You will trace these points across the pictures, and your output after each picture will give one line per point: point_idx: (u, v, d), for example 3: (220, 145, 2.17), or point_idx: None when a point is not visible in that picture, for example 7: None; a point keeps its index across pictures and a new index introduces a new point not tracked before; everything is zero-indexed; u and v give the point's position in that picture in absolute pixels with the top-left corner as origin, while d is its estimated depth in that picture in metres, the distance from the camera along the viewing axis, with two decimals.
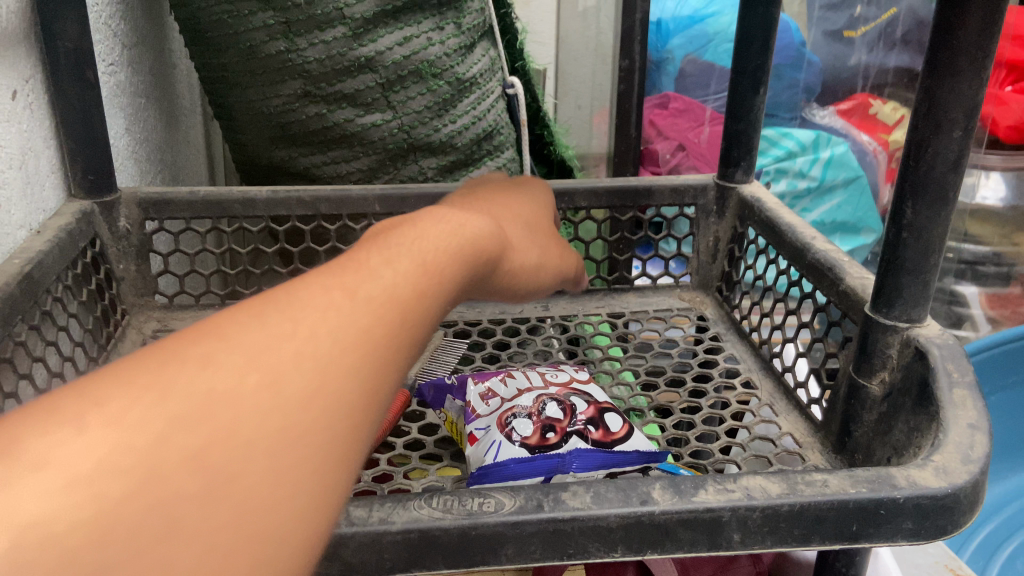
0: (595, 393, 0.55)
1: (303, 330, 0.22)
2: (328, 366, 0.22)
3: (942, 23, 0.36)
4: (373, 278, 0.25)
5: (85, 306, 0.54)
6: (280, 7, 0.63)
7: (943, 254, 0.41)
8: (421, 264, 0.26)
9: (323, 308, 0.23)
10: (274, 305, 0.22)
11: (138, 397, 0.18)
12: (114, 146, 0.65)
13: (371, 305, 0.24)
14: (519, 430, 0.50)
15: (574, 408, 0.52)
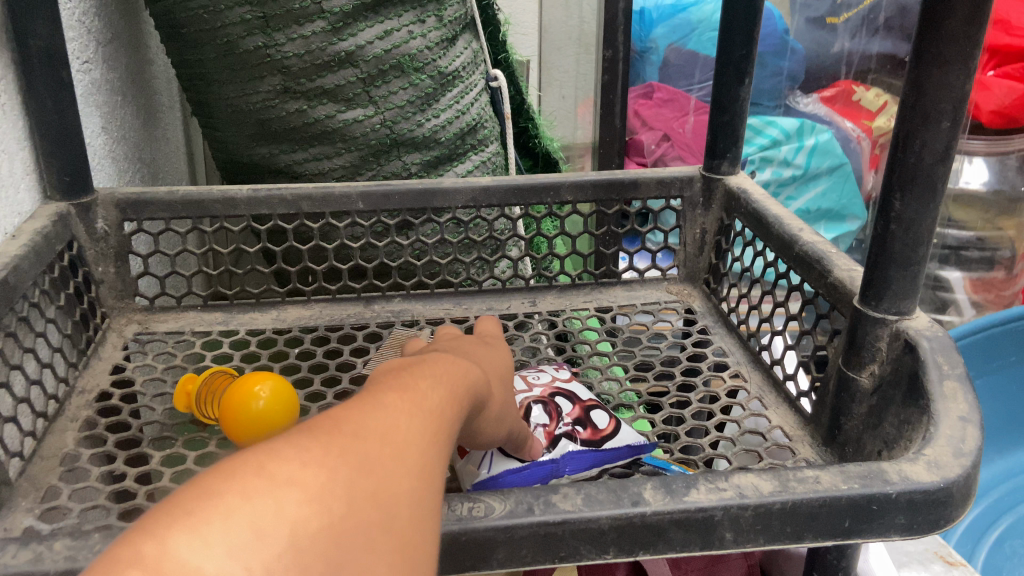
0: (578, 390, 0.55)
1: (403, 432, 0.24)
2: (429, 464, 0.24)
3: (929, 13, 0.35)
4: (434, 395, 0.28)
5: (63, 311, 0.53)
6: (257, 2, 0.62)
7: (932, 245, 0.41)
8: (444, 384, 0.29)
9: (386, 407, 0.25)
10: (375, 406, 0.25)
11: (308, 470, 0.21)
12: (90, 146, 0.63)
13: (441, 421, 0.27)
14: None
15: (559, 411, 0.52)
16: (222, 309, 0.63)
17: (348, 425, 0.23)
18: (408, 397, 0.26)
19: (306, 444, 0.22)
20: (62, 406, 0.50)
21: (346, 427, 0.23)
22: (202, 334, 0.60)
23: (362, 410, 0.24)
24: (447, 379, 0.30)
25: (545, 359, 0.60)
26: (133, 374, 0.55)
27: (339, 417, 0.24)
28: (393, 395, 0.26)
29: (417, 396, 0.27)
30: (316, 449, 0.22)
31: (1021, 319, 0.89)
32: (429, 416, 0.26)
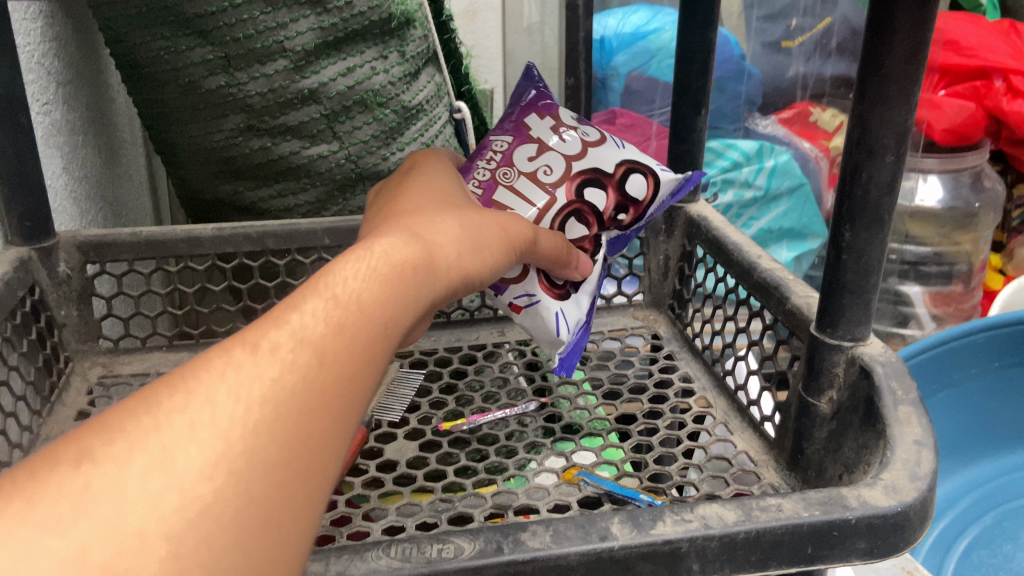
0: (600, 160, 0.57)
1: (251, 391, 0.22)
2: (279, 428, 0.22)
3: (870, 52, 0.37)
4: (302, 320, 0.24)
5: (27, 357, 0.53)
6: (218, 41, 0.62)
7: (883, 274, 0.42)
8: (331, 306, 0.26)
9: (232, 364, 0.22)
10: (209, 369, 0.22)
11: (89, 483, 0.18)
12: (51, 187, 0.63)
13: (308, 352, 0.24)
14: (551, 279, 0.55)
15: (595, 206, 0.56)
16: (188, 348, 0.62)
17: (173, 411, 0.20)
18: (247, 345, 0.23)
19: (102, 447, 0.19)
20: (26, 455, 0.50)
21: (164, 408, 0.20)
22: (168, 375, 0.59)
23: (193, 376, 0.21)
24: (336, 286, 0.26)
25: (515, 390, 0.61)
26: (99, 419, 0.55)
27: (156, 400, 0.21)
28: (246, 348, 0.23)
29: (271, 336, 0.23)
30: (119, 457, 0.19)
31: (964, 339, 0.84)
32: (291, 357, 0.23)
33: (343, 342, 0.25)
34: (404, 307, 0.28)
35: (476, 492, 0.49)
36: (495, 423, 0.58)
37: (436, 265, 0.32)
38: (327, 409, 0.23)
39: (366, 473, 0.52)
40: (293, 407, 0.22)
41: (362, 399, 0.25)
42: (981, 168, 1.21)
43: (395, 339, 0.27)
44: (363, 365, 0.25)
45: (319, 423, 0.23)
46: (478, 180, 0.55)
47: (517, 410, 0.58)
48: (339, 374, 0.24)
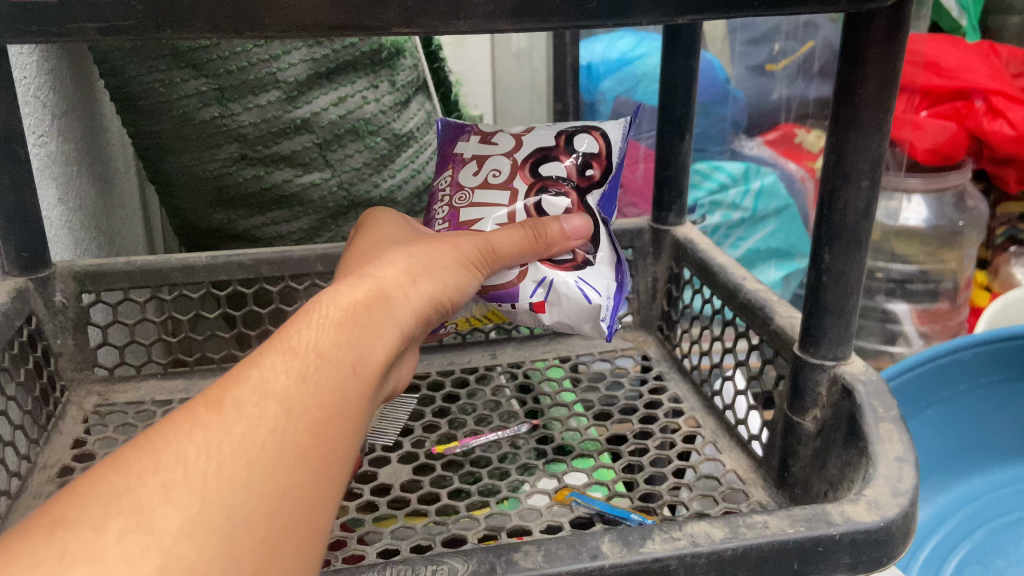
0: (537, 142, 0.56)
1: (221, 446, 0.24)
2: (252, 478, 0.24)
3: (843, 81, 0.38)
4: (262, 376, 0.26)
5: (24, 386, 0.53)
6: (211, 74, 0.64)
7: (861, 295, 0.44)
8: (291, 359, 0.27)
9: (198, 426, 0.24)
10: (176, 431, 0.24)
11: (72, 552, 0.20)
12: (46, 218, 0.64)
13: (274, 404, 0.26)
14: (555, 254, 0.51)
15: (559, 175, 0.54)
16: (183, 376, 0.63)
17: (145, 473, 0.22)
18: (212, 406, 0.25)
19: (78, 519, 0.21)
20: (24, 483, 0.50)
21: (135, 475, 0.22)
22: (163, 403, 0.60)
23: (160, 440, 0.23)
24: (294, 339, 0.28)
25: (508, 412, 0.62)
26: (95, 447, 0.55)
27: (127, 464, 0.23)
28: (210, 408, 0.25)
29: (234, 395, 0.25)
30: (98, 523, 0.21)
31: (931, 360, 0.84)
32: (258, 412, 0.25)
33: (309, 389, 0.27)
34: (368, 346, 0.30)
35: (470, 514, 0.50)
36: (488, 445, 0.58)
37: (396, 304, 0.33)
38: (302, 454, 0.25)
39: (361, 497, 0.52)
40: (267, 457, 0.24)
41: (340, 438, 0.27)
42: (963, 187, 1.23)
43: (367, 377, 0.29)
44: (334, 406, 0.27)
45: (296, 467, 0.25)
46: (441, 216, 0.55)
47: (510, 431, 0.59)
48: (310, 420, 0.26)
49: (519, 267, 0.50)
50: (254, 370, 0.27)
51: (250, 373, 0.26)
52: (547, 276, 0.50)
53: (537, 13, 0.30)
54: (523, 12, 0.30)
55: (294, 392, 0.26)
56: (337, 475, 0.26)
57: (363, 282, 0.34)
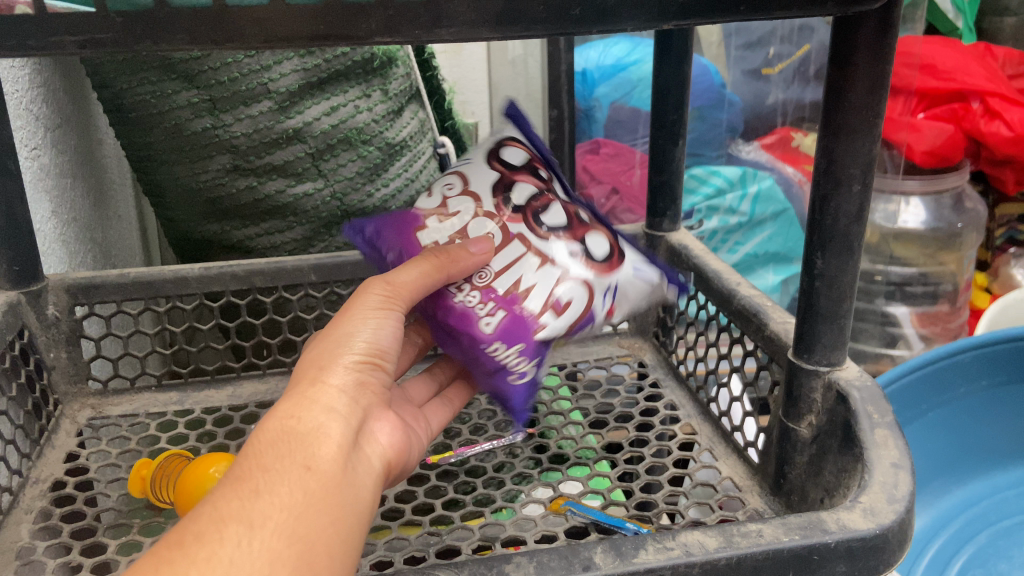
0: (484, 180, 0.55)
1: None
2: None
3: (833, 87, 0.38)
4: (216, 504, 0.28)
5: (16, 401, 0.53)
6: (203, 85, 0.65)
7: (854, 299, 0.44)
8: (241, 482, 0.29)
9: (166, 564, 0.26)
10: (146, 571, 0.26)
11: None
12: (39, 232, 0.64)
13: (233, 525, 0.27)
14: (601, 258, 0.53)
15: (532, 193, 0.54)
16: (177, 388, 0.63)
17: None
18: (177, 544, 0.27)
19: None
20: (16, 498, 0.50)
21: None
22: (157, 415, 0.60)
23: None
24: (240, 465, 0.30)
25: (503, 421, 0.61)
26: (89, 461, 0.55)
27: None
28: (170, 548, 0.26)
29: (193, 529, 0.27)
30: None
31: (936, 363, 0.83)
32: (220, 536, 0.27)
33: (268, 501, 0.28)
34: (317, 440, 0.32)
35: (464, 524, 0.50)
36: (483, 454, 0.58)
37: (339, 393, 0.35)
38: (272, 559, 0.27)
39: None
40: (237, 573, 0.26)
41: (313, 531, 0.28)
42: (962, 189, 1.22)
43: (326, 466, 0.31)
44: (299, 506, 0.29)
45: (271, 572, 0.26)
46: (479, 304, 0.51)
47: (505, 441, 0.58)
48: (273, 526, 0.28)
49: (588, 294, 0.51)
50: (207, 503, 0.28)
51: (204, 507, 0.28)
52: (613, 283, 0.52)
53: (521, 21, 0.30)
54: (507, 21, 0.30)
55: (250, 508, 0.28)
56: (322, 565, 0.28)
57: (299, 388, 0.35)
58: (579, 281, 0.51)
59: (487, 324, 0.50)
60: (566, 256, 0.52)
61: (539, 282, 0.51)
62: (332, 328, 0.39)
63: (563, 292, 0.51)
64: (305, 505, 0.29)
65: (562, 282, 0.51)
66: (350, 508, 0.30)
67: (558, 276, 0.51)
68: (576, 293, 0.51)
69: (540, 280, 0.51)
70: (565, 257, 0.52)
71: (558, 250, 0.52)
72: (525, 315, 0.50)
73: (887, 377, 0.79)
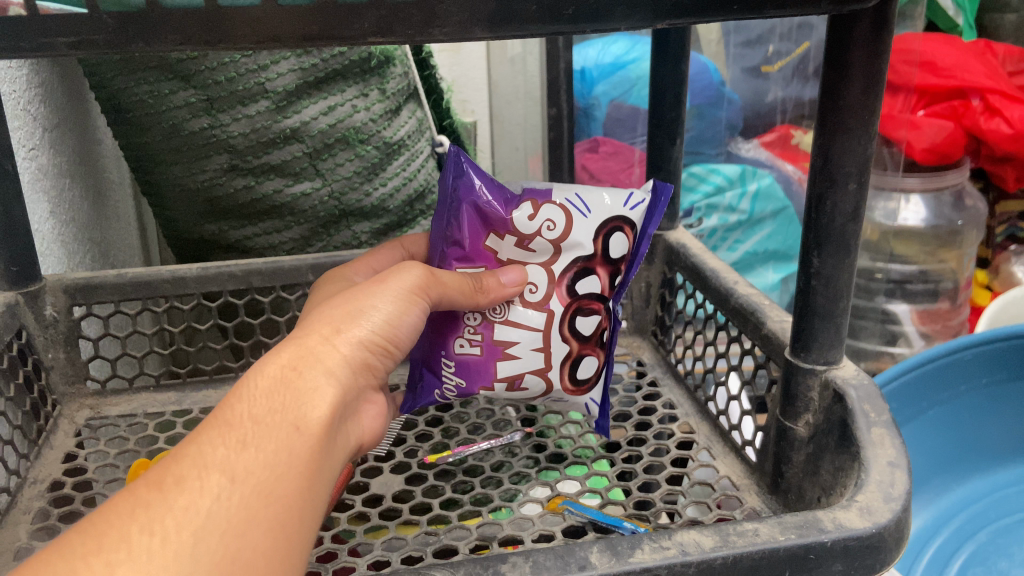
0: (578, 243, 0.50)
1: (163, 522, 0.25)
2: (200, 550, 0.25)
3: (829, 85, 0.38)
4: (201, 449, 0.28)
5: (14, 402, 0.53)
6: (200, 85, 0.65)
7: (850, 298, 0.44)
8: (231, 428, 0.29)
9: (141, 507, 0.26)
10: (120, 513, 0.26)
11: None
12: (37, 232, 0.64)
13: (215, 475, 0.27)
14: (580, 380, 0.53)
15: (593, 291, 0.51)
16: (176, 388, 0.63)
17: (89, 554, 0.24)
18: (156, 486, 0.27)
19: None
20: (14, 499, 0.50)
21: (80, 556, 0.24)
22: (156, 415, 0.60)
23: (105, 522, 0.25)
24: (232, 408, 0.30)
25: (502, 421, 0.61)
26: (87, 461, 0.55)
27: (74, 549, 0.25)
28: (150, 490, 0.26)
29: (176, 471, 0.27)
30: None
31: (936, 361, 0.83)
32: (200, 484, 0.27)
33: (255, 455, 0.28)
34: (312, 397, 0.31)
35: (461, 524, 0.50)
36: (481, 454, 0.58)
37: (344, 354, 0.34)
38: (247, 518, 0.27)
39: (352, 508, 0.52)
40: (209, 527, 0.26)
41: (291, 496, 0.28)
42: (962, 187, 1.22)
43: (315, 431, 0.30)
44: (282, 466, 0.28)
45: (242, 531, 0.26)
46: (471, 326, 0.51)
47: (504, 440, 0.58)
48: (254, 482, 0.27)
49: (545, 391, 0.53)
50: (193, 444, 0.28)
51: (190, 448, 0.28)
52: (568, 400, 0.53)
53: (514, 21, 0.30)
54: (500, 20, 0.30)
55: (235, 459, 0.28)
56: (294, 531, 0.28)
57: (305, 341, 0.34)
58: (547, 380, 0.52)
59: (459, 346, 0.52)
60: (561, 357, 0.52)
61: (522, 357, 0.52)
62: (358, 289, 0.39)
63: (526, 380, 0.52)
64: (290, 466, 0.29)
65: (536, 374, 0.52)
66: (325, 480, 0.30)
67: (536, 365, 0.52)
68: (534, 385, 0.52)
69: (525, 357, 0.52)
70: (556, 359, 0.52)
71: (558, 350, 0.52)
72: (487, 369, 0.52)
73: (887, 376, 0.79)
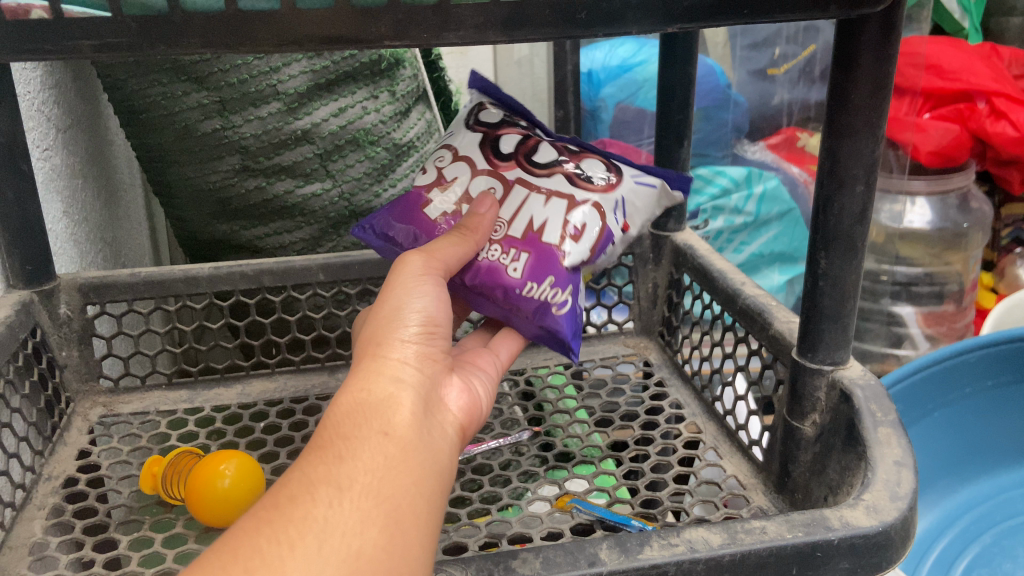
0: (471, 147, 0.56)
1: (287, 533, 0.26)
2: (328, 554, 0.26)
3: (837, 88, 0.38)
4: (304, 470, 0.29)
5: (29, 398, 0.53)
6: (214, 87, 0.66)
7: (857, 300, 0.44)
8: (325, 447, 0.30)
9: (263, 524, 0.27)
10: (243, 532, 0.27)
11: None
12: (51, 232, 0.64)
13: (323, 487, 0.28)
14: (598, 182, 0.54)
15: (519, 139, 0.56)
16: (186, 386, 0.63)
17: (226, 567, 0.25)
18: (270, 506, 0.28)
19: None
20: (29, 494, 0.51)
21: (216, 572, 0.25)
22: (167, 413, 0.60)
23: (231, 542, 0.26)
24: (321, 433, 0.31)
25: (510, 420, 0.62)
26: (99, 458, 0.56)
27: (206, 567, 0.25)
28: (263, 511, 0.27)
29: (286, 491, 0.28)
30: None
31: (941, 363, 0.83)
32: (311, 497, 0.28)
33: (355, 466, 0.29)
34: (391, 403, 0.32)
35: (471, 521, 0.50)
36: (489, 453, 0.58)
37: (411, 361, 0.35)
38: (362, 519, 0.28)
39: None
40: (331, 532, 0.27)
41: (400, 493, 0.29)
42: (968, 189, 1.22)
43: (404, 430, 0.31)
44: (384, 471, 0.29)
45: (362, 530, 0.27)
46: (502, 255, 0.51)
47: (512, 439, 0.58)
48: (361, 489, 0.28)
49: (597, 212, 0.52)
50: (293, 468, 0.29)
51: (291, 472, 0.29)
52: (619, 198, 0.53)
53: (527, 25, 0.31)
54: (514, 24, 0.31)
55: (337, 470, 0.29)
56: (409, 524, 0.29)
57: (372, 357, 0.35)
58: (585, 203, 0.52)
59: (513, 270, 0.51)
60: (568, 183, 0.53)
61: (551, 215, 0.52)
62: (389, 289, 0.39)
63: (573, 220, 0.52)
64: (389, 470, 0.29)
65: (573, 209, 0.52)
66: (431, 468, 0.31)
67: (560, 205, 0.52)
68: (587, 217, 0.52)
69: (549, 213, 0.52)
70: (566, 187, 0.53)
71: (561, 184, 0.53)
72: (549, 250, 0.51)
73: (892, 377, 0.79)
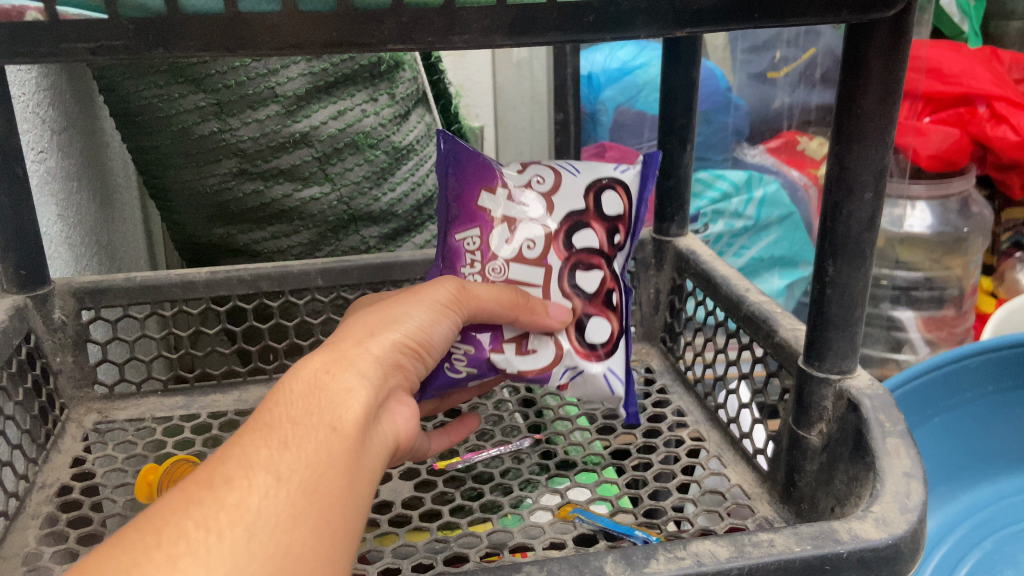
0: (567, 202, 0.52)
1: (217, 519, 0.25)
2: (255, 547, 0.25)
3: (846, 92, 0.38)
4: (245, 450, 0.28)
5: (23, 406, 0.52)
6: (210, 89, 0.65)
7: (866, 307, 0.44)
8: (271, 431, 0.29)
9: (196, 504, 0.26)
10: (172, 511, 0.25)
11: None
12: (45, 235, 0.64)
13: (261, 473, 0.27)
14: (588, 341, 0.50)
15: (591, 245, 0.51)
16: (183, 392, 0.63)
17: (150, 549, 0.24)
18: (205, 484, 0.26)
19: None
20: (22, 503, 0.50)
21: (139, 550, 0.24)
22: (163, 419, 0.60)
23: (160, 519, 0.25)
24: (270, 413, 0.30)
25: (511, 427, 0.61)
26: (95, 465, 0.55)
27: (132, 544, 0.24)
28: (197, 489, 0.26)
29: (222, 472, 0.27)
30: None
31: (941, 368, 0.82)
32: (248, 483, 0.27)
33: (298, 457, 0.28)
34: (344, 401, 0.31)
35: (471, 531, 0.49)
36: (490, 460, 0.58)
37: (370, 360, 0.34)
38: (294, 514, 0.26)
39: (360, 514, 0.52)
40: (261, 523, 0.26)
41: (334, 493, 0.28)
42: (968, 194, 1.22)
43: (351, 430, 0.30)
44: (324, 468, 0.28)
45: (293, 527, 0.26)
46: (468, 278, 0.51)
47: (512, 447, 0.58)
48: (298, 481, 0.27)
49: (554, 356, 0.49)
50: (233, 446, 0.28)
51: (231, 449, 0.28)
52: (580, 366, 0.49)
53: (535, 28, 0.30)
54: (520, 28, 0.30)
55: (281, 459, 0.28)
56: (338, 528, 0.27)
57: (334, 349, 0.34)
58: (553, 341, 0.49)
59: None
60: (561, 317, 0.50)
61: None
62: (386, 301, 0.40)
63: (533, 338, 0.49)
64: (328, 468, 0.28)
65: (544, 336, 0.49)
66: (365, 476, 0.30)
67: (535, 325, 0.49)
68: (541, 348, 0.49)
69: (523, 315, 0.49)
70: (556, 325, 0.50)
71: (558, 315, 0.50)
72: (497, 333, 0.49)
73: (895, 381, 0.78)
